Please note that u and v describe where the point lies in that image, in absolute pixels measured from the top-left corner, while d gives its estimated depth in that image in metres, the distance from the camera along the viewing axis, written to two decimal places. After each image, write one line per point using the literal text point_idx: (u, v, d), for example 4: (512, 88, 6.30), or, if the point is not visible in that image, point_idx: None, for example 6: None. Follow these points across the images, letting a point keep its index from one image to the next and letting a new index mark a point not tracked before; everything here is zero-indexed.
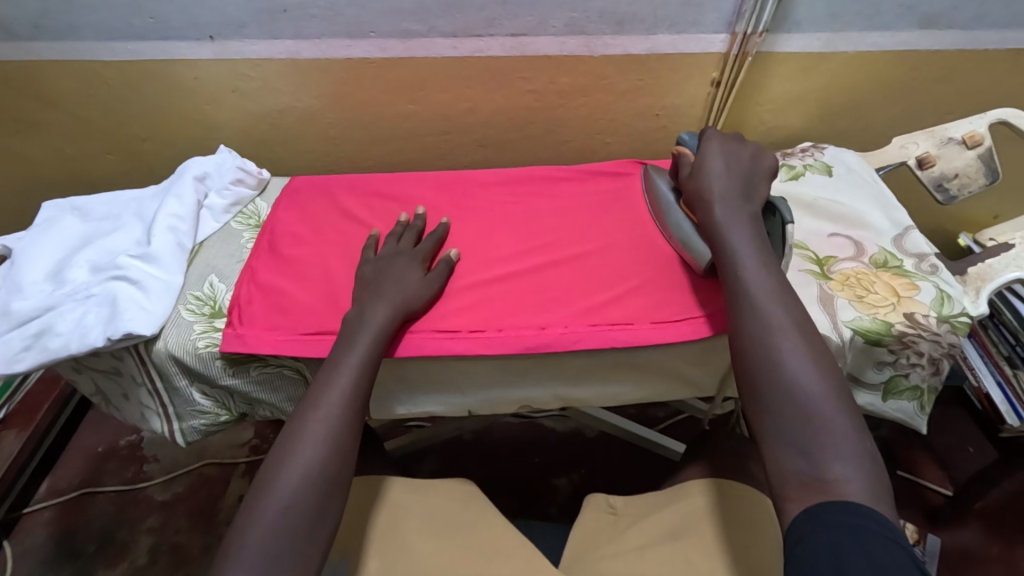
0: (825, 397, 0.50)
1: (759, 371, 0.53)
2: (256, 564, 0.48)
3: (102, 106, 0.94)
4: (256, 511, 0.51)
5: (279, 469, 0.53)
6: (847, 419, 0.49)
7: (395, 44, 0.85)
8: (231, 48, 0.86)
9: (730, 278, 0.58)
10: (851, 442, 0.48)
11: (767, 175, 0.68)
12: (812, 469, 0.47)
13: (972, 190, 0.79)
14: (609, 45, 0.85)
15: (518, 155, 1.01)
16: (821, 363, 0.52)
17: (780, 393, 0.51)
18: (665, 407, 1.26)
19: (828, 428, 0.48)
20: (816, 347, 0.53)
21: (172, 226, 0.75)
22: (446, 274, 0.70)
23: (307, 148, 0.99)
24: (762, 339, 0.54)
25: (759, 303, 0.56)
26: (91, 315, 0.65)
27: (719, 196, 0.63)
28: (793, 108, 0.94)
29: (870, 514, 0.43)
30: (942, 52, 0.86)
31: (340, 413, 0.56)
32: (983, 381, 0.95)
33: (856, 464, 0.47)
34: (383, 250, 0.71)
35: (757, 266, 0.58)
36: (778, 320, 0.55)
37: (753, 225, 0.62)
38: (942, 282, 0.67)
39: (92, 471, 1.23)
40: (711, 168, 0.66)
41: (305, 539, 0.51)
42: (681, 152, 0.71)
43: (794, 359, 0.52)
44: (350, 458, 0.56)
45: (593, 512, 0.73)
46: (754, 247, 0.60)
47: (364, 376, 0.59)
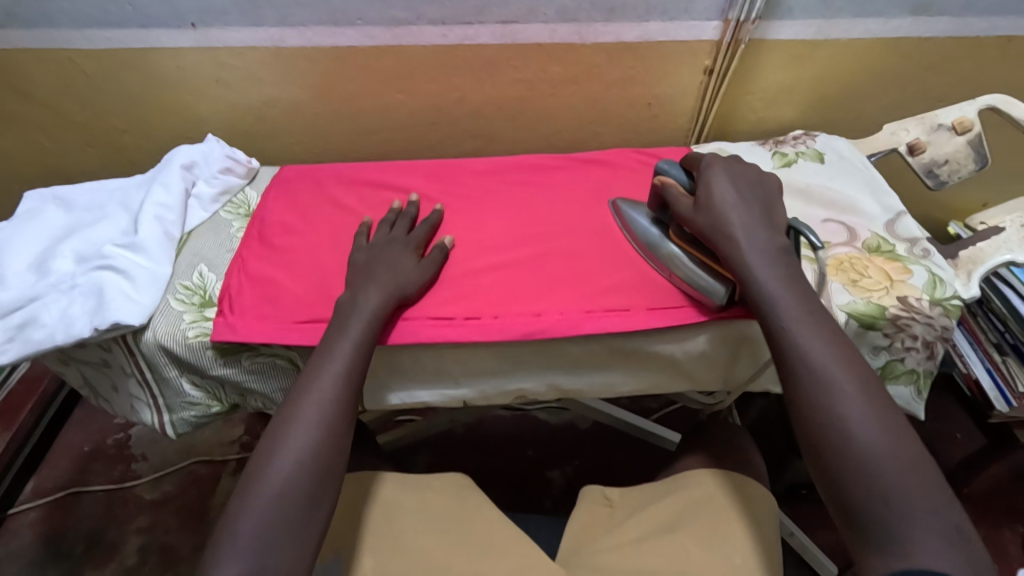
0: (903, 465, 0.46)
1: (824, 439, 0.49)
2: (246, 556, 0.47)
3: (80, 97, 0.91)
4: (246, 500, 0.50)
5: (272, 455, 0.52)
6: (929, 487, 0.46)
7: (383, 32, 0.84)
8: (214, 36, 0.84)
9: (775, 332, 0.55)
10: (936, 514, 0.44)
11: (778, 198, 0.65)
12: (897, 545, 0.44)
13: (961, 176, 0.80)
14: (600, 33, 0.85)
15: (510, 146, 1.00)
16: (890, 422, 0.49)
17: (850, 462, 0.48)
18: (657, 398, 1.27)
19: (911, 502, 0.45)
20: (880, 402, 0.50)
21: (159, 215, 0.73)
22: (440, 260, 0.69)
23: (295, 140, 0.98)
24: (817, 398, 0.51)
25: (812, 360, 0.52)
26: (76, 306, 0.64)
27: (742, 232, 0.59)
28: (784, 99, 0.95)
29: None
30: (933, 39, 0.87)
31: (334, 398, 0.56)
32: (971, 368, 0.95)
33: (942, 539, 0.43)
34: (375, 238, 0.70)
35: (801, 316, 0.55)
36: (834, 376, 0.51)
37: (784, 260, 0.58)
38: (934, 266, 0.68)
39: (78, 471, 1.21)
40: (721, 198, 0.62)
41: (299, 526, 0.50)
42: (666, 182, 0.66)
43: (861, 423, 0.49)
44: (344, 442, 0.55)
45: (590, 504, 0.73)
46: (791, 291, 0.56)
47: (357, 362, 0.58)
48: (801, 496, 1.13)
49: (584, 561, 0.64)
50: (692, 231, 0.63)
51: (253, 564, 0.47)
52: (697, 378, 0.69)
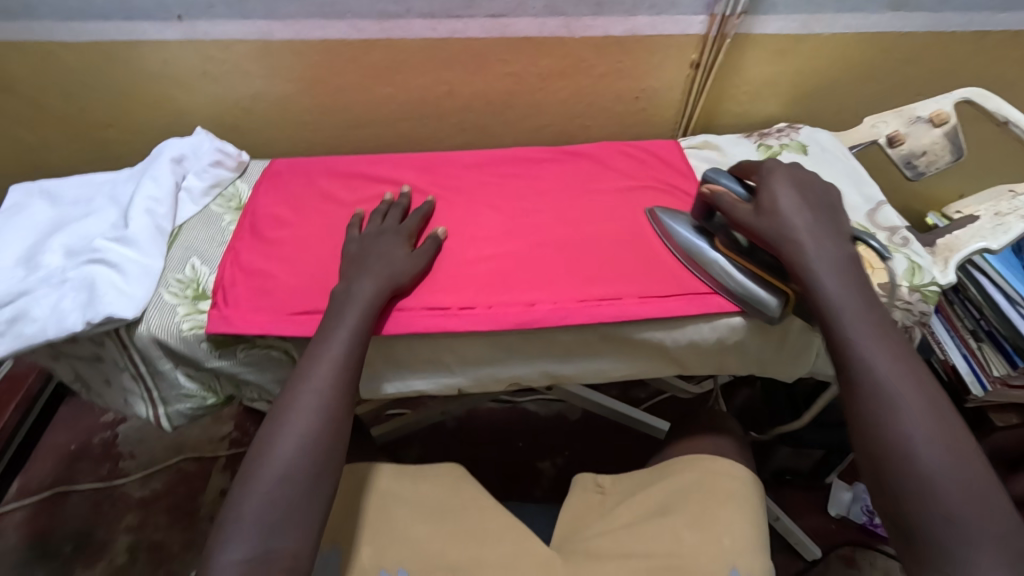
0: (965, 485, 0.47)
1: (886, 452, 0.50)
2: (253, 536, 0.48)
3: (63, 91, 0.90)
4: (249, 483, 0.51)
5: (274, 439, 0.53)
6: (993, 513, 0.46)
7: (371, 26, 0.84)
8: (199, 30, 0.84)
9: (837, 340, 0.56)
10: (1000, 540, 0.45)
11: (842, 208, 0.66)
12: (954, 564, 0.45)
13: (938, 167, 0.82)
14: (588, 27, 0.86)
15: (499, 139, 1.01)
16: (955, 443, 0.49)
17: (912, 478, 0.48)
18: (645, 388, 1.29)
19: (973, 525, 0.46)
20: (945, 422, 0.50)
21: (149, 209, 0.73)
22: (433, 252, 0.70)
23: (283, 134, 0.97)
24: (878, 410, 0.52)
25: (879, 372, 0.53)
26: (67, 300, 0.63)
27: (806, 241, 0.60)
28: (768, 92, 0.96)
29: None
30: (911, 34, 0.90)
31: (333, 382, 0.56)
32: (949, 354, 0.98)
33: (1006, 561, 0.44)
34: (368, 228, 0.71)
35: (867, 327, 0.55)
36: (900, 392, 0.52)
37: (851, 269, 0.59)
38: (913, 253, 0.70)
39: (64, 470, 1.20)
40: (786, 205, 0.62)
41: (301, 507, 0.51)
42: (717, 190, 0.66)
43: (927, 444, 0.49)
44: (343, 426, 0.56)
45: (582, 492, 0.75)
46: (857, 301, 0.57)
47: (356, 348, 0.59)
48: (788, 481, 1.17)
49: (576, 546, 0.65)
50: (751, 237, 0.64)
51: (258, 546, 0.48)
52: (687, 366, 0.71)
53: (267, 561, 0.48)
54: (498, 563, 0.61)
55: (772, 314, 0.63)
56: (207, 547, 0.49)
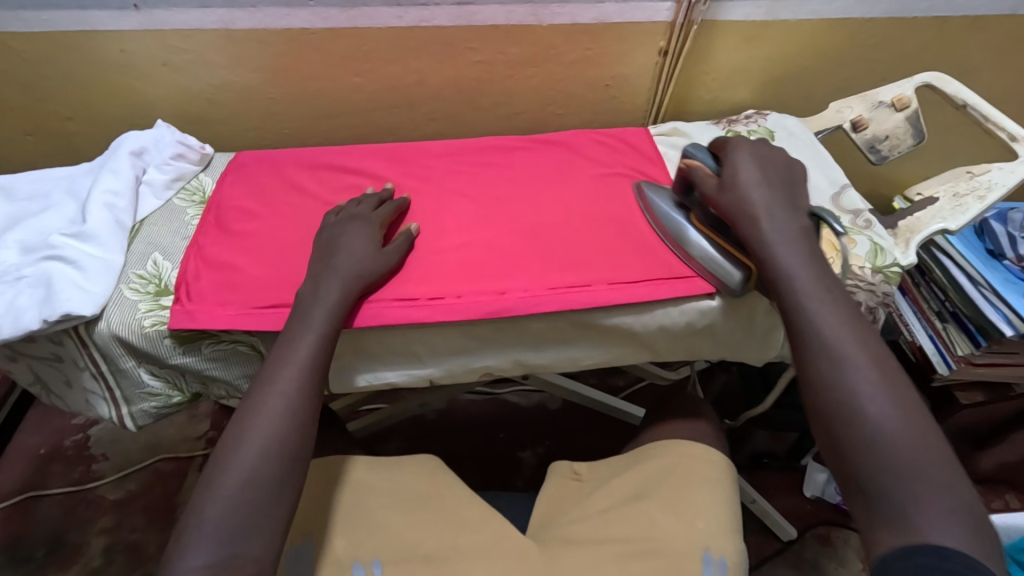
0: (910, 438, 0.47)
1: (834, 410, 0.50)
2: (214, 540, 0.48)
3: (18, 83, 0.87)
4: (212, 487, 0.50)
5: (237, 445, 0.52)
6: (940, 464, 0.46)
7: (336, 14, 0.83)
8: (158, 19, 0.82)
9: (790, 308, 0.56)
10: (947, 491, 0.44)
11: (804, 186, 0.67)
12: (902, 516, 0.44)
13: (901, 151, 0.84)
14: (556, 14, 0.86)
15: (471, 129, 1.00)
16: (901, 399, 0.49)
17: (856, 432, 0.48)
18: (624, 376, 1.30)
19: (920, 476, 0.45)
20: (892, 381, 0.50)
21: (108, 203, 0.71)
22: (405, 247, 0.69)
23: (250, 127, 0.96)
24: (828, 370, 0.52)
25: (828, 336, 0.53)
26: (23, 297, 0.61)
27: (764, 216, 0.61)
28: (736, 79, 0.97)
29: (964, 559, 0.40)
30: (875, 20, 0.91)
31: (299, 385, 0.56)
32: (916, 335, 1.01)
33: (952, 513, 0.43)
34: (341, 214, 0.70)
35: (818, 295, 0.56)
36: (849, 353, 0.52)
37: (805, 241, 0.60)
38: (875, 236, 0.71)
39: (35, 474, 1.17)
40: (746, 180, 0.64)
41: (265, 511, 0.50)
42: (693, 165, 0.68)
43: (872, 400, 0.49)
44: (310, 429, 0.55)
45: (559, 479, 0.75)
46: (809, 268, 0.58)
47: (323, 349, 0.58)
48: (764, 464, 1.19)
49: (552, 534, 0.66)
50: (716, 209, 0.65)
51: (221, 551, 0.48)
52: (659, 353, 0.71)
53: (230, 567, 0.47)
54: (473, 552, 0.61)
55: (734, 288, 0.65)
56: (167, 551, 0.49)
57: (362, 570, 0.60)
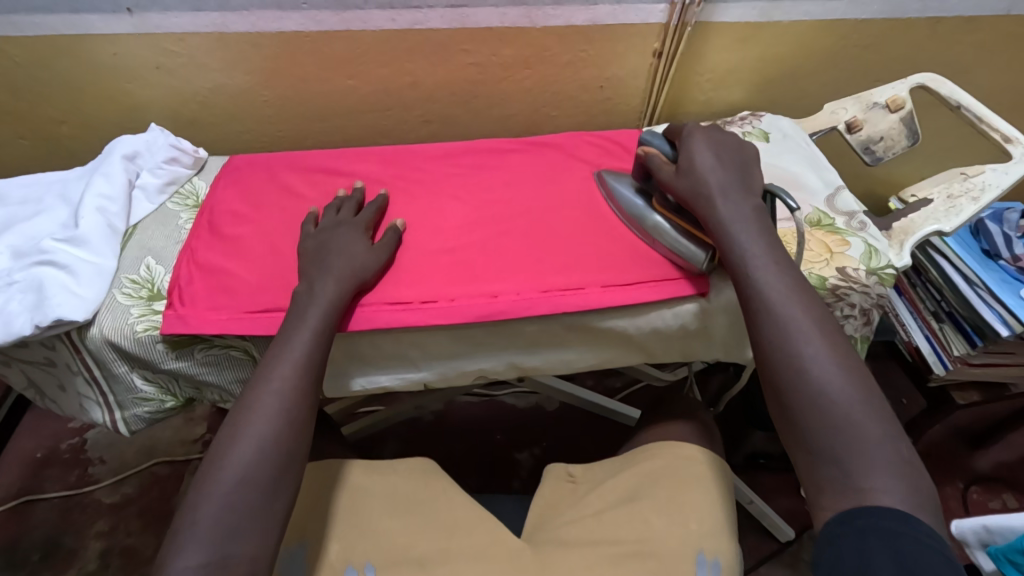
0: (854, 399, 0.48)
1: (782, 376, 0.51)
2: (207, 541, 0.47)
3: (10, 87, 0.87)
4: (205, 486, 0.50)
5: (233, 442, 0.52)
6: (880, 422, 0.47)
7: (329, 17, 0.83)
8: (151, 22, 0.81)
9: (740, 278, 0.57)
10: (885, 449, 0.46)
11: (758, 164, 0.67)
12: (845, 478, 0.46)
13: (895, 152, 0.84)
14: (550, 16, 0.86)
15: (465, 131, 1.00)
16: (845, 361, 0.50)
17: (806, 400, 0.49)
18: (621, 376, 1.30)
19: (864, 437, 0.46)
20: (839, 347, 0.51)
21: (101, 207, 0.71)
22: (394, 244, 0.70)
23: (244, 130, 0.95)
24: (780, 342, 0.52)
25: (777, 303, 0.54)
26: (14, 303, 0.61)
27: (718, 192, 0.61)
28: (730, 80, 0.97)
29: (902, 518, 0.43)
30: (869, 21, 0.91)
31: (296, 384, 0.56)
32: (912, 335, 1.01)
33: (893, 472, 0.45)
34: (323, 223, 0.70)
35: (766, 262, 0.56)
36: (796, 318, 0.53)
37: (758, 217, 0.60)
38: (869, 237, 0.71)
39: (31, 478, 1.17)
40: (703, 164, 0.63)
41: (261, 512, 0.50)
42: (650, 152, 0.67)
43: (821, 368, 0.50)
44: (306, 428, 0.55)
45: (554, 480, 0.75)
46: (760, 241, 0.58)
47: (318, 349, 0.58)
48: (761, 464, 1.19)
49: (546, 536, 0.66)
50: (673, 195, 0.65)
51: (215, 551, 0.47)
52: (654, 355, 0.71)
53: (226, 567, 0.47)
54: (467, 555, 0.61)
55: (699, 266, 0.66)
56: (160, 553, 0.48)
57: (355, 572, 0.60)
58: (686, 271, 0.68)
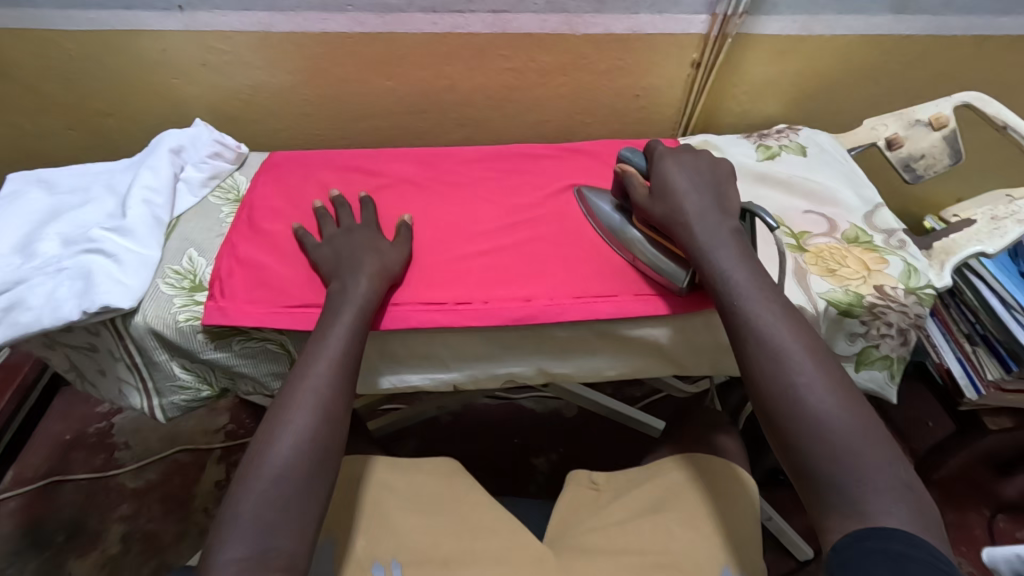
0: (851, 422, 0.49)
1: (776, 404, 0.52)
2: (249, 534, 0.49)
3: (62, 80, 0.90)
4: (246, 481, 0.51)
5: (271, 439, 0.53)
6: (879, 446, 0.48)
7: (372, 18, 0.84)
8: (200, 20, 0.84)
9: (727, 304, 0.57)
10: (887, 474, 0.47)
11: (731, 181, 0.67)
12: (846, 501, 0.46)
13: (937, 170, 0.83)
14: (590, 24, 0.86)
15: (499, 136, 1.00)
16: (838, 387, 0.51)
17: (800, 424, 0.50)
18: (641, 386, 1.30)
19: (861, 460, 0.47)
20: (828, 368, 0.52)
21: (147, 199, 0.73)
22: (409, 240, 0.71)
23: (282, 127, 0.97)
24: (769, 366, 0.53)
25: (765, 331, 0.54)
26: (63, 289, 0.63)
27: (696, 220, 0.62)
28: (768, 93, 0.96)
29: (908, 539, 0.43)
30: (912, 37, 0.90)
31: (330, 380, 0.56)
32: (944, 357, 0.99)
33: (896, 496, 0.46)
34: (338, 226, 0.71)
35: (751, 287, 0.57)
36: (784, 345, 0.53)
37: (736, 237, 0.61)
38: (909, 256, 0.70)
39: (59, 460, 1.20)
40: (676, 186, 0.64)
41: (298, 502, 0.51)
42: (627, 171, 0.68)
43: (810, 390, 0.51)
44: (343, 420, 0.56)
45: (577, 487, 0.74)
46: (744, 263, 0.58)
47: (354, 342, 0.59)
48: (781, 481, 1.17)
49: (570, 543, 0.65)
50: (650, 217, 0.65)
51: (257, 543, 0.48)
52: (684, 366, 0.71)
53: (266, 561, 0.48)
54: (491, 558, 0.61)
55: (681, 285, 0.65)
56: (206, 547, 0.49)
57: (381, 570, 0.61)
58: (664, 292, 0.67)
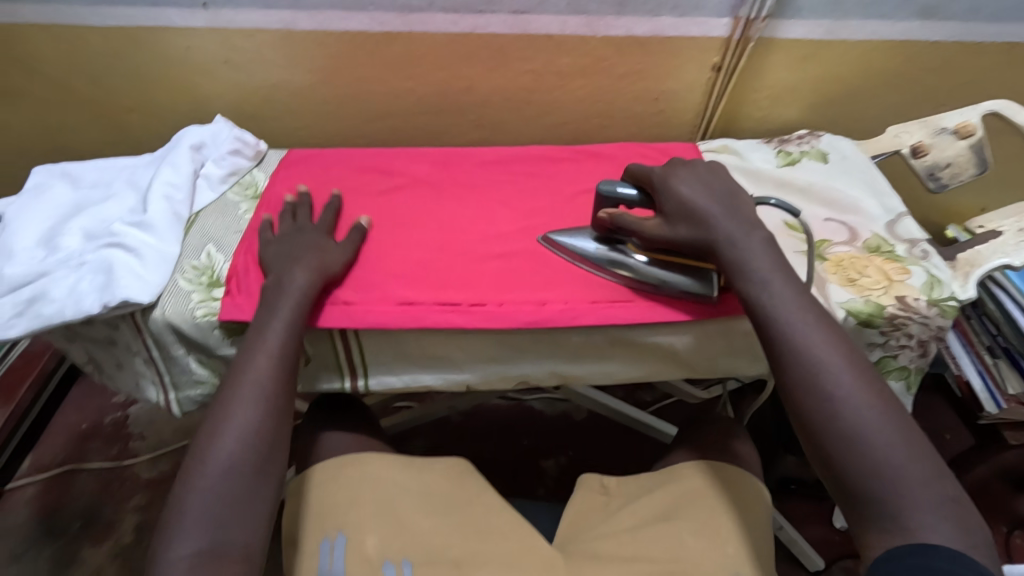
0: (893, 438, 0.48)
1: (814, 420, 0.51)
2: (201, 531, 0.49)
3: (87, 76, 0.91)
4: (189, 482, 0.51)
5: (212, 439, 0.53)
6: (922, 462, 0.47)
7: (393, 18, 0.84)
8: (224, 18, 0.84)
9: (761, 316, 0.56)
10: (930, 488, 0.46)
11: (732, 181, 0.65)
12: (889, 517, 0.46)
13: (962, 179, 0.81)
14: (611, 26, 0.85)
15: (516, 137, 1.00)
16: (879, 401, 0.50)
17: (840, 439, 0.49)
18: (652, 391, 1.29)
19: (904, 476, 0.47)
20: (867, 381, 0.51)
21: (167, 195, 0.74)
22: (358, 242, 0.70)
23: (300, 125, 0.98)
24: (808, 382, 0.52)
25: (801, 344, 0.53)
26: (84, 283, 0.64)
27: (723, 232, 0.59)
28: (789, 98, 0.95)
29: (952, 557, 0.43)
30: (940, 43, 0.88)
31: (269, 377, 0.57)
32: (963, 370, 0.96)
33: (939, 510, 0.46)
34: (280, 230, 0.70)
35: (787, 298, 0.55)
36: (822, 359, 0.52)
37: (770, 248, 0.59)
38: (932, 267, 0.69)
39: (76, 449, 1.21)
40: (692, 197, 0.62)
41: (246, 501, 0.51)
42: (617, 214, 0.65)
43: (850, 404, 0.50)
44: (285, 415, 0.57)
45: (586, 492, 0.74)
46: (780, 273, 0.57)
47: (290, 339, 0.59)
48: (792, 491, 1.16)
49: (582, 547, 0.65)
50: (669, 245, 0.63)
51: (206, 540, 0.49)
52: (698, 372, 0.70)
53: (218, 556, 0.48)
54: (504, 561, 0.61)
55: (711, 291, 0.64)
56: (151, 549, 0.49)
57: (393, 569, 0.60)
58: (686, 300, 0.66)
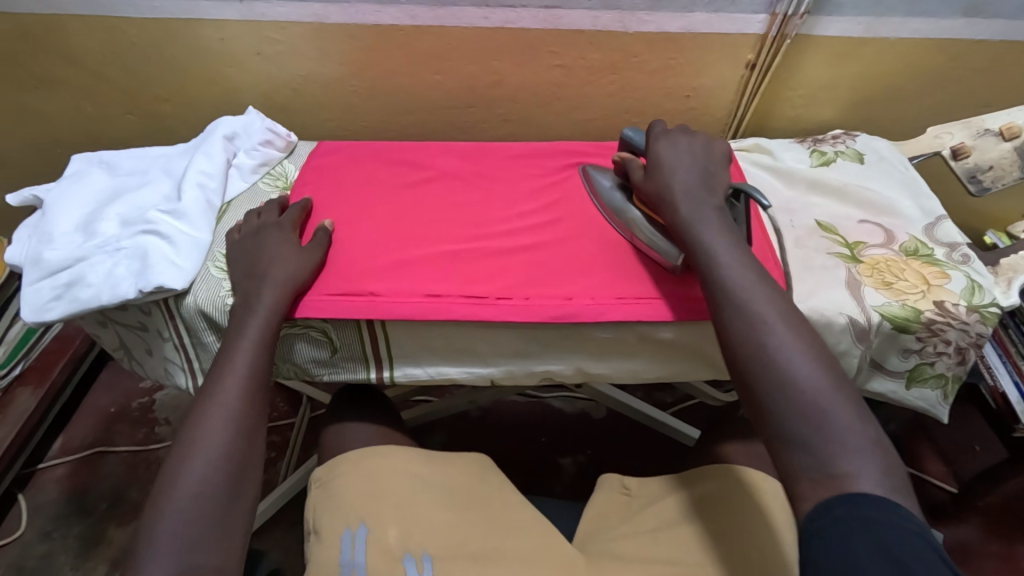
0: (820, 383, 0.47)
1: (748, 366, 0.50)
2: (171, 556, 0.47)
3: (124, 65, 0.93)
4: (158, 510, 0.50)
5: (182, 465, 0.53)
6: (847, 406, 0.46)
7: (424, 11, 0.84)
8: (257, 10, 0.85)
9: (705, 270, 0.56)
10: (856, 431, 0.45)
11: (725, 159, 0.68)
12: (818, 463, 0.44)
13: (1006, 182, 0.79)
14: (643, 21, 0.84)
15: (543, 132, 1.00)
16: (814, 352, 0.49)
17: (770, 383, 0.48)
18: (673, 392, 1.28)
19: (830, 417, 0.45)
20: (801, 332, 0.51)
21: (200, 183, 0.75)
22: (326, 243, 0.69)
23: (329, 117, 0.98)
24: (747, 330, 0.51)
25: (741, 294, 0.53)
26: (120, 268, 0.65)
27: (683, 195, 0.62)
28: (824, 96, 0.93)
29: (876, 501, 0.41)
30: (985, 41, 0.86)
31: (239, 399, 0.57)
32: (999, 380, 0.93)
33: (867, 452, 0.44)
34: (246, 229, 0.70)
35: (732, 255, 0.56)
36: (763, 310, 0.52)
37: (720, 215, 0.60)
38: (973, 272, 0.67)
39: (104, 431, 1.24)
40: (669, 161, 0.65)
41: (220, 521, 0.51)
42: (626, 157, 0.70)
43: (782, 350, 0.49)
44: (255, 438, 0.57)
45: (608, 492, 0.74)
46: (726, 237, 0.58)
47: (260, 356, 0.60)
48: None
49: (602, 547, 0.65)
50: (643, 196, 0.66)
51: (176, 563, 0.47)
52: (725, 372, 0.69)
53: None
54: (523, 556, 0.60)
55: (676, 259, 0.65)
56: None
57: (413, 560, 0.59)
58: None
